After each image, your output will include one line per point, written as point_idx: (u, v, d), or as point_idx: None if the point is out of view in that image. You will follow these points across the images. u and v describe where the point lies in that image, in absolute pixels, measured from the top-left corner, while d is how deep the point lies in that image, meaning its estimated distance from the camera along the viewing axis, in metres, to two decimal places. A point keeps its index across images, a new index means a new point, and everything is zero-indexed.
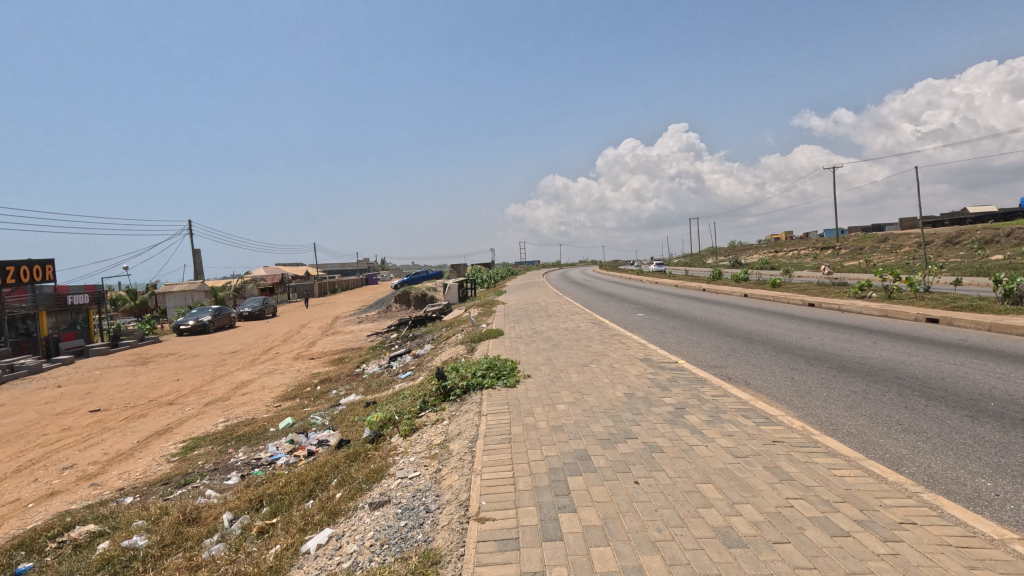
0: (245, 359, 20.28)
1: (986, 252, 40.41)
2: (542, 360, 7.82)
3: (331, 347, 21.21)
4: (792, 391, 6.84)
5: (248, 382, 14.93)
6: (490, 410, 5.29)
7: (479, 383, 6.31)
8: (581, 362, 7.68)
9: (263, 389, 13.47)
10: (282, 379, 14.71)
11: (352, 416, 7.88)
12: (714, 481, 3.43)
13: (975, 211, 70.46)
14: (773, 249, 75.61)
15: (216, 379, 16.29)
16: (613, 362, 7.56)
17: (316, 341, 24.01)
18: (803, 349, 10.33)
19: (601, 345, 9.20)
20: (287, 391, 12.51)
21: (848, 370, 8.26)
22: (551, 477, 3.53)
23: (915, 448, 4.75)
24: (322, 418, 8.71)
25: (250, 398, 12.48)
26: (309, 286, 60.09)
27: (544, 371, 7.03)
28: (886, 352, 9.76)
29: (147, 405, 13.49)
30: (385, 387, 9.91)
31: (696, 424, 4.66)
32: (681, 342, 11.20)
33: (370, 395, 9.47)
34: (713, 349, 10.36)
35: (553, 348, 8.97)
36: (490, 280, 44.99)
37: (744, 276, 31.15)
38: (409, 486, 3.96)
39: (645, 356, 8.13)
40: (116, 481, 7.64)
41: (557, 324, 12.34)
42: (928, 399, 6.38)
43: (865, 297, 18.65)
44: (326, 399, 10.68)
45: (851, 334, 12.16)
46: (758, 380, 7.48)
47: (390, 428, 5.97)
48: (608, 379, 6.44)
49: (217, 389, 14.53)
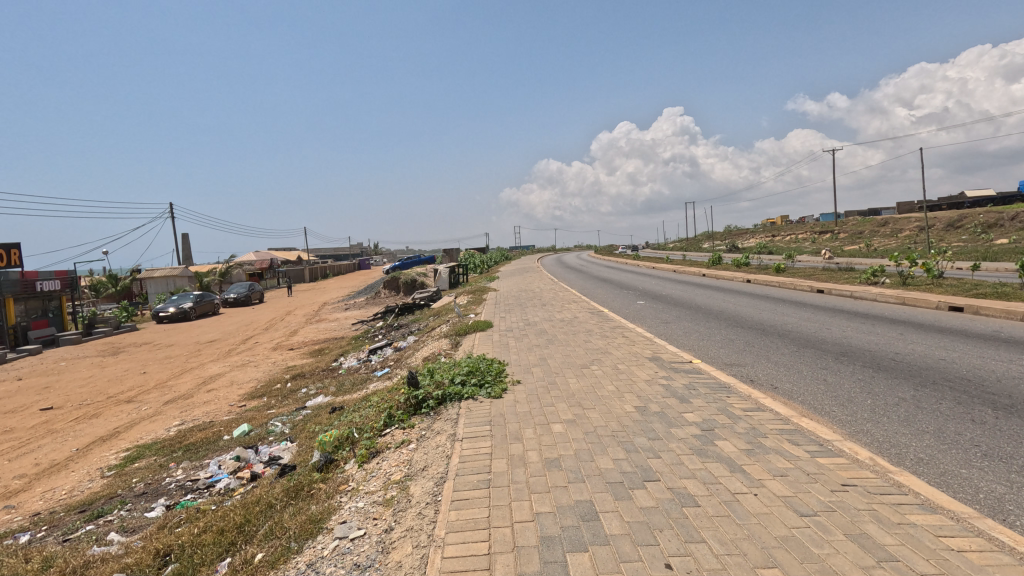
0: (222, 350, 19.06)
1: (989, 236, 39.56)
2: (534, 360, 6.70)
3: (312, 336, 20.08)
4: (830, 399, 5.76)
5: (218, 376, 13.78)
6: (466, 432, 4.16)
7: (456, 393, 5.18)
8: (580, 361, 6.60)
9: (230, 385, 12.30)
10: (253, 372, 13.56)
11: (312, 427, 6.77)
12: (784, 566, 2.33)
13: (974, 195, 69.71)
14: (770, 233, 74.59)
15: (184, 373, 15.10)
16: (618, 362, 6.47)
17: (298, 329, 22.86)
18: (826, 342, 9.27)
19: (601, 340, 8.08)
20: (254, 389, 11.35)
21: (885, 369, 7.21)
22: (544, 558, 2.43)
23: (1011, 483, 3.68)
24: (281, 425, 7.60)
25: (213, 397, 11.29)
26: (298, 272, 58.56)
27: (536, 375, 5.91)
28: (920, 347, 8.71)
29: (103, 402, 12.34)
30: (357, 388, 8.79)
31: (734, 458, 3.56)
32: (689, 335, 10.10)
33: (338, 397, 8.35)
34: (726, 343, 9.22)
35: (547, 344, 7.83)
36: (483, 265, 43.86)
37: (745, 260, 30.12)
38: (346, 557, 2.85)
39: (653, 355, 7.01)
40: (34, 503, 6.51)
41: (552, 314, 11.21)
42: (996, 410, 5.32)
43: (877, 283, 17.62)
44: (292, 399, 9.55)
45: (874, 325, 11.12)
46: (784, 384, 6.42)
47: (346, 450, 4.84)
48: (613, 387, 5.34)
49: (183, 384, 13.34)
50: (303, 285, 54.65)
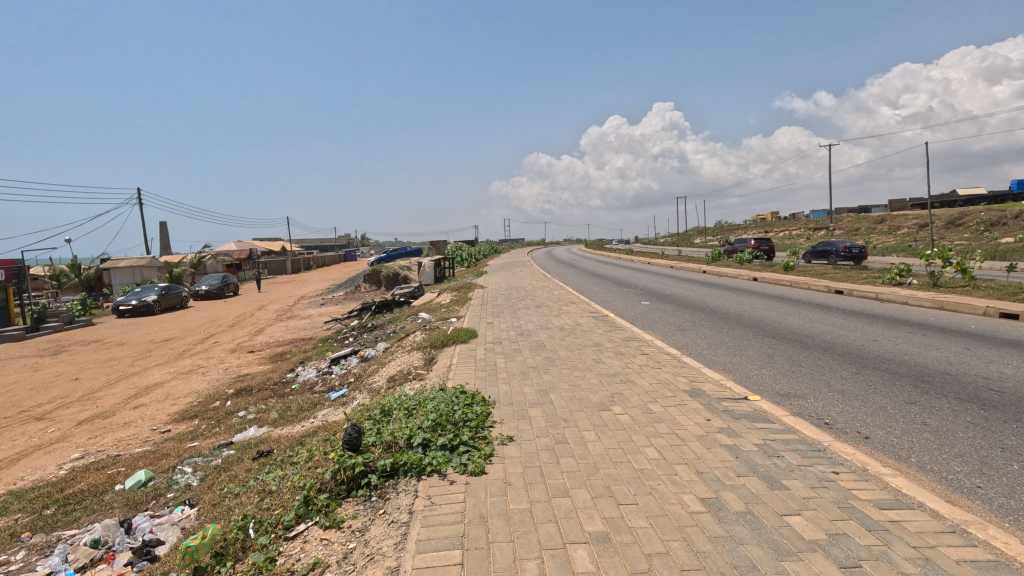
0: (174, 351, 16.94)
1: (994, 235, 38.47)
2: (531, 394, 4.87)
3: (279, 336, 18.10)
4: (960, 464, 3.98)
5: (157, 386, 11.79)
6: (418, 569, 2.30)
7: (414, 464, 3.33)
8: (596, 397, 4.78)
9: (165, 400, 10.31)
10: (197, 382, 11.58)
11: (220, 488, 4.84)
12: None
13: (966, 193, 69.22)
14: (764, 228, 73.18)
15: (121, 380, 13.04)
16: (651, 402, 4.66)
17: (265, 327, 20.82)
18: (888, 362, 7.54)
19: (616, 360, 6.25)
20: (189, 406, 9.39)
21: (994, 404, 5.45)
22: None
23: None
24: (187, 474, 5.63)
25: (136, 417, 9.26)
26: (278, 263, 56.20)
27: (538, 424, 4.07)
28: (1008, 369, 6.99)
29: (9, 419, 10.27)
30: (303, 418, 6.89)
31: None
32: (715, 348, 8.35)
33: (275, 433, 6.43)
34: (767, 362, 7.46)
35: (547, 366, 5.98)
36: (472, 258, 41.97)
37: (748, 257, 28.42)
38: None
39: (692, 387, 5.19)
40: None
41: (548, 321, 9.35)
42: None
43: (903, 283, 15.99)
44: (226, 425, 7.63)
45: (929, 336, 9.42)
46: (876, 433, 4.65)
47: (226, 569, 2.94)
48: (657, 455, 3.50)
49: (111, 396, 11.29)
50: (283, 278, 52.21)
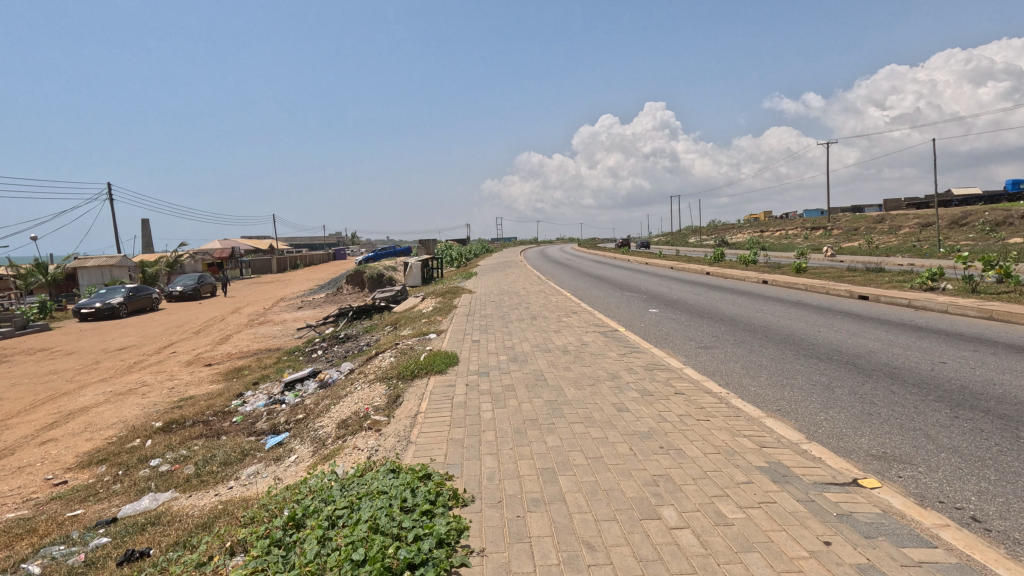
0: (123, 364, 15.03)
1: (1001, 236, 37.10)
2: (530, 480, 3.16)
3: (244, 346, 16.25)
4: None
5: (84, 411, 9.94)
6: None
7: None
8: (631, 488, 3.06)
9: (83, 432, 8.50)
10: (130, 407, 9.77)
11: None
12: None
13: (963, 190, 68.22)
14: (759, 228, 71.97)
15: (47, 402, 11.17)
16: (720, 499, 2.95)
17: (232, 335, 18.96)
18: (985, 398, 5.84)
19: (645, 406, 4.57)
20: (104, 445, 7.60)
21: None
22: None
23: None
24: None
25: (35, 460, 7.45)
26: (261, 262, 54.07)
27: (547, 563, 2.35)
28: None
29: None
30: (221, 479, 5.14)
31: None
32: (755, 377, 6.68)
33: (175, 505, 4.67)
34: (831, 399, 5.77)
35: (552, 418, 4.27)
36: (462, 257, 40.20)
37: (752, 258, 26.87)
38: None
39: (769, 461, 3.49)
40: None
41: (547, 338, 7.67)
42: None
43: (936, 289, 14.40)
44: (131, 480, 5.88)
45: (1005, 358, 7.77)
46: None
47: None
48: None
49: (24, 425, 9.43)
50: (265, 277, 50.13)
